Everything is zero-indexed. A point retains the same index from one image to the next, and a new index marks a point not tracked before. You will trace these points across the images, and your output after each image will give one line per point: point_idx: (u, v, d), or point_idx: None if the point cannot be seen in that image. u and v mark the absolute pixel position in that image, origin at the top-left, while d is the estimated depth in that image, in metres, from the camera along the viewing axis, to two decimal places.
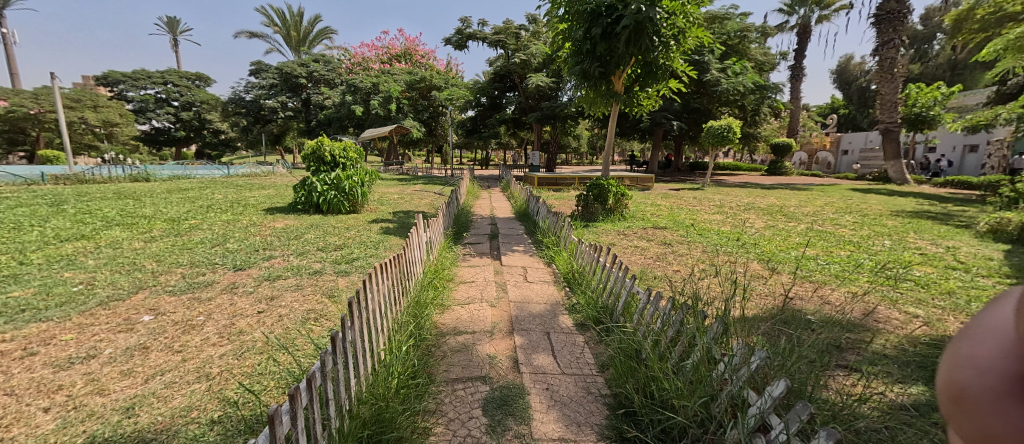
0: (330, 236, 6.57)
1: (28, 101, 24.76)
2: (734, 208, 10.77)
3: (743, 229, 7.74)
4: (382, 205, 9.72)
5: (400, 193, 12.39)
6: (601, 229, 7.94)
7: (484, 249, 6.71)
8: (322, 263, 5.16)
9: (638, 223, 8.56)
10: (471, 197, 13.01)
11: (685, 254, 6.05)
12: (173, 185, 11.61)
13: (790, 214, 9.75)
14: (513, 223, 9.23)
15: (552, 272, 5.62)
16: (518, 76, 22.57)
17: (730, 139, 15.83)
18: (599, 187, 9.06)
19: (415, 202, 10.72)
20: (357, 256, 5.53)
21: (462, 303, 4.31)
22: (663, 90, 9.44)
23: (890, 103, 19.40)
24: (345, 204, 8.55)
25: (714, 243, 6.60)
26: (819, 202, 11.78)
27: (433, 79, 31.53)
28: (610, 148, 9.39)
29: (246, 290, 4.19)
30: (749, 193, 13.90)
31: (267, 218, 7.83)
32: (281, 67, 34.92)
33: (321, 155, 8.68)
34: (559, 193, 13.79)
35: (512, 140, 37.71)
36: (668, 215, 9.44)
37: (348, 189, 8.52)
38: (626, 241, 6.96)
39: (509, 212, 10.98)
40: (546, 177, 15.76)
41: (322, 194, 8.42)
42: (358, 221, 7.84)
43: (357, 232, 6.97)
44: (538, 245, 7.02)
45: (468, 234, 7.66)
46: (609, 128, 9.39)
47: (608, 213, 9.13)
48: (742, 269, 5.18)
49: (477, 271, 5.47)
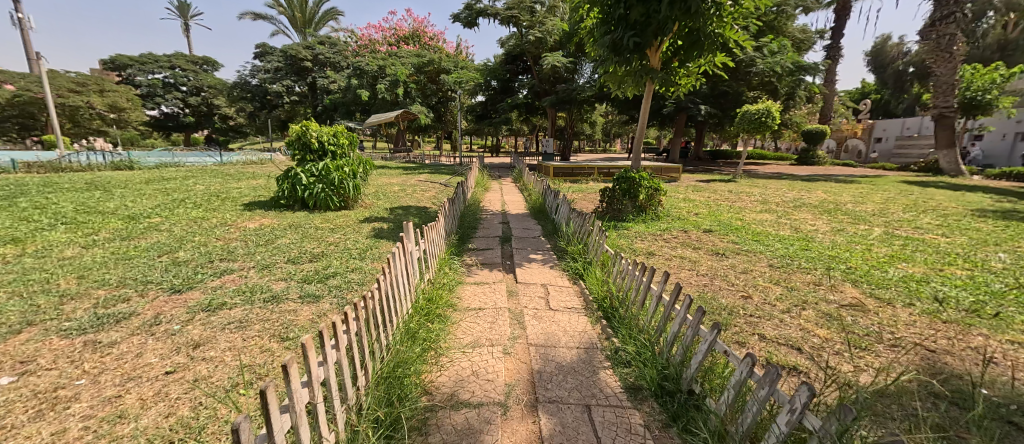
0: (308, 241, 5.43)
1: (33, 85, 24.23)
2: (781, 204, 9.40)
3: (807, 234, 6.42)
4: (381, 199, 8.59)
5: (402, 185, 11.25)
6: (633, 232, 6.69)
7: (495, 258, 5.57)
8: (286, 283, 4.02)
9: (677, 225, 7.27)
10: (480, 189, 11.85)
11: (751, 270, 4.78)
12: (156, 174, 10.61)
13: (851, 213, 8.36)
14: (528, 222, 8.03)
15: (582, 292, 4.45)
16: (532, 56, 21.07)
17: (769, 125, 14.28)
18: (629, 180, 7.81)
19: (418, 196, 9.54)
20: (335, 272, 4.36)
21: (463, 348, 3.15)
22: (708, 66, 8.04)
23: (947, 85, 17.32)
24: (334, 199, 7.38)
25: (781, 255, 5.32)
26: (878, 198, 10.31)
27: (442, 61, 30.17)
28: (641, 136, 8.02)
29: (168, 330, 3.02)
30: (791, 187, 12.46)
31: (241, 216, 6.71)
32: (286, 49, 33.84)
33: (307, 141, 7.47)
34: (577, 185, 12.53)
35: (524, 126, 36.30)
36: (710, 215, 8.12)
37: (338, 182, 7.35)
38: (667, 250, 5.71)
39: (523, 207, 9.77)
40: (562, 167, 14.43)
41: (309, 188, 7.27)
42: (347, 221, 6.70)
43: (345, 236, 5.80)
44: (560, 253, 5.81)
45: (476, 238, 6.50)
46: (642, 111, 8.01)
47: (639, 211, 7.85)
48: (836, 299, 3.92)
49: (485, 293, 4.31)
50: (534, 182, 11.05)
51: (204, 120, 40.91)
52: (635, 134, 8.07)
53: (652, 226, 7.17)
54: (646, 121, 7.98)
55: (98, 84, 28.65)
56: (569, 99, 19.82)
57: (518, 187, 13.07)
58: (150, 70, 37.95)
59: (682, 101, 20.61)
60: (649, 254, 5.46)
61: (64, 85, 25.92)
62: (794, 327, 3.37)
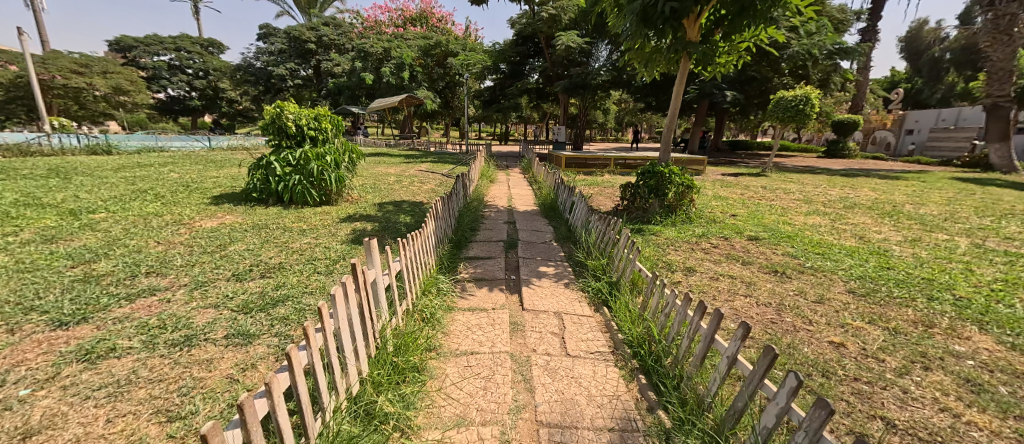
0: (270, 248, 4.42)
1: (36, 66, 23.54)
2: (829, 204, 8.23)
3: (879, 246, 5.28)
4: (372, 193, 7.56)
5: (399, 176, 10.25)
6: (663, 238, 5.60)
7: (496, 270, 4.59)
8: (216, 313, 3.01)
9: (713, 229, 6.15)
10: (484, 181, 10.82)
11: (830, 300, 3.67)
12: (132, 160, 9.71)
13: (917, 217, 7.17)
14: (537, 221, 7.00)
15: (608, 327, 3.41)
16: (545, 37, 19.70)
17: (807, 113, 12.89)
18: (656, 175, 6.68)
19: (414, 189, 8.51)
20: (285, 295, 3.33)
21: (440, 431, 2.13)
22: (758, 38, 6.74)
23: (1004, 72, 15.56)
24: (313, 192, 6.35)
25: (858, 275, 4.23)
26: (937, 199, 9.08)
27: (450, 44, 28.87)
28: (672, 123, 6.83)
29: (5, 402, 2.04)
30: (831, 184, 11.18)
31: (204, 212, 5.72)
32: (290, 30, 32.84)
33: (282, 125, 6.43)
34: (592, 178, 11.43)
35: (535, 113, 34.89)
36: (750, 216, 6.96)
37: (318, 173, 6.32)
38: (710, 266, 4.59)
39: (532, 203, 8.70)
40: (574, 157, 13.25)
41: (285, 179, 6.27)
42: (326, 220, 5.70)
43: (318, 240, 4.78)
44: (577, 265, 4.77)
45: (474, 243, 5.50)
46: (674, 93, 6.80)
47: (667, 211, 6.74)
48: (967, 352, 2.84)
49: (480, 326, 3.29)
50: (545, 175, 9.97)
51: (210, 104, 40.19)
52: (666, 120, 6.86)
53: (685, 231, 6.06)
54: (678, 106, 6.77)
55: (101, 65, 27.88)
56: (583, 84, 18.50)
57: (527, 179, 11.95)
58: (155, 51, 37.21)
59: (705, 87, 19.15)
60: (688, 273, 4.37)
61: (65, 66, 25.12)
62: (930, 407, 2.28)
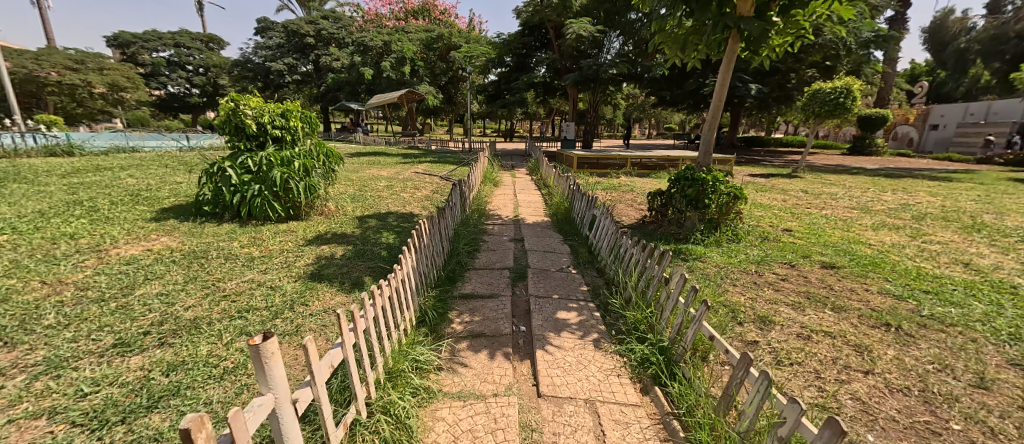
0: (194, 291, 3.23)
1: (28, 62, 22.53)
2: (893, 216, 7.02)
3: (1001, 280, 4.08)
4: (354, 203, 6.39)
5: (392, 180, 9.06)
6: (713, 267, 4.39)
7: (500, 316, 3.45)
8: (47, 433, 1.85)
9: (772, 252, 4.92)
10: (488, 185, 9.69)
11: (1000, 385, 2.48)
12: (90, 163, 8.61)
13: (1010, 232, 5.95)
14: (549, 237, 5.85)
15: (671, 430, 2.25)
16: (554, 27, 18.46)
17: (847, 107, 11.63)
18: (697, 184, 5.46)
19: (405, 197, 7.33)
20: (172, 388, 2.15)
21: None
22: (822, 15, 5.52)
23: None
24: (277, 206, 5.17)
25: (1010, 334, 3.03)
26: (1013, 206, 7.85)
27: (452, 37, 27.70)
28: (716, 120, 5.59)
29: None
30: (878, 189, 9.91)
31: (135, 232, 4.57)
32: (287, 24, 31.91)
33: (240, 123, 5.25)
34: (609, 181, 10.24)
35: (541, 109, 33.61)
36: (810, 233, 5.72)
37: (281, 181, 5.13)
38: (791, 313, 3.37)
39: (542, 213, 7.51)
40: (587, 157, 11.99)
41: (242, 189, 5.10)
42: (288, 242, 4.53)
43: (266, 276, 3.60)
44: (608, 313, 3.58)
45: (472, 273, 4.36)
46: (720, 81, 5.52)
47: (709, 228, 5.51)
48: None
49: (474, 435, 2.13)
50: (555, 179, 8.77)
51: (210, 101, 39.32)
52: (709, 115, 5.62)
53: (737, 255, 4.82)
54: (723, 97, 5.55)
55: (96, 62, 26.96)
56: (594, 77, 17.23)
57: (535, 182, 10.71)
58: (154, 47, 36.27)
59: None
60: (765, 325, 3.19)
61: (59, 61, 24.06)
62: None
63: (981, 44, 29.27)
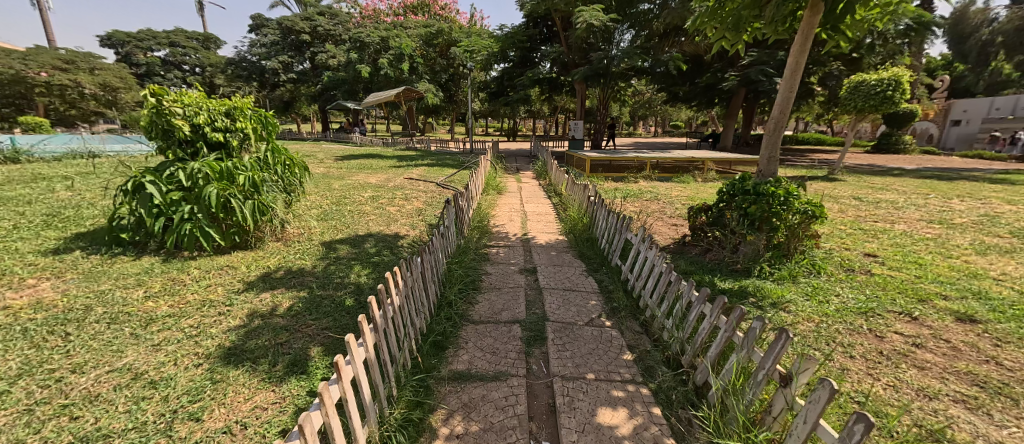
0: (23, 398, 2.01)
1: (15, 62, 21.12)
2: (986, 232, 5.76)
3: None
4: (323, 222, 5.17)
5: (379, 189, 7.85)
6: (805, 323, 3.15)
7: (509, 425, 2.21)
8: None
9: (872, 293, 3.68)
10: (491, 193, 8.48)
11: None
12: (31, 172, 7.42)
13: None
14: (567, 265, 4.67)
15: None
16: (561, 18, 17.18)
17: (895, 101, 10.36)
18: (762, 201, 4.19)
19: (393, 211, 6.13)
20: None
21: None
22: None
23: None
24: (215, 233, 3.92)
25: None
26: None
27: (452, 32, 26.50)
28: (783, 118, 4.31)
29: None
30: (940, 195, 8.66)
31: (8, 277, 3.32)
32: (282, 20, 30.79)
33: (166, 124, 4.00)
34: (628, 188, 9.03)
35: (545, 107, 32.40)
36: (907, 261, 4.45)
37: (221, 201, 3.90)
38: (976, 424, 2.12)
39: (555, 229, 6.26)
40: (601, 160, 10.71)
41: (168, 211, 3.86)
42: (218, 288, 3.29)
43: (153, 359, 2.35)
44: (677, 414, 2.34)
45: (469, 330, 3.15)
46: (792, 68, 4.24)
47: (779, 256, 4.25)
48: None
49: None
50: (569, 186, 7.53)
51: None
52: (776, 111, 4.34)
53: (828, 298, 3.58)
54: (794, 87, 4.22)
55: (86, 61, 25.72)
56: (605, 72, 15.96)
57: (543, 188, 9.49)
58: (148, 47, 35.14)
59: (748, 72, 16.48)
60: None
61: (47, 61, 22.52)
62: None
63: (1005, 35, 27.85)
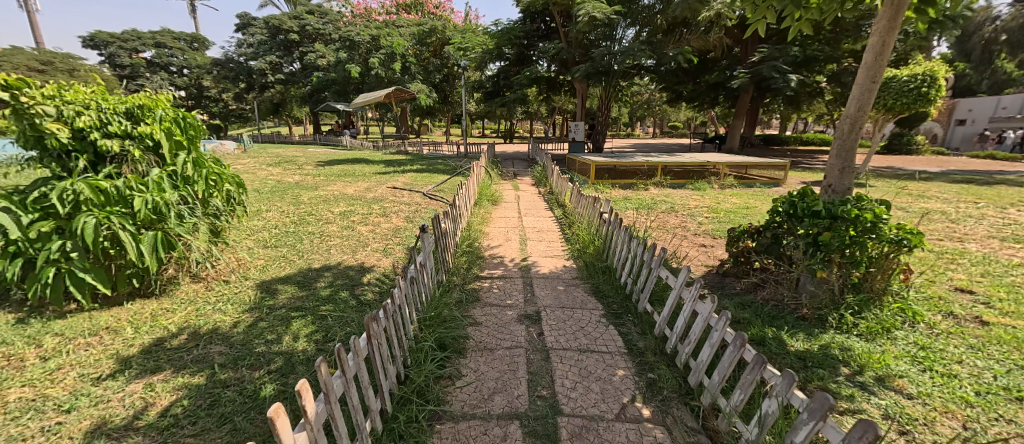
0: None
1: None
2: None
3: None
4: (270, 251, 4.10)
5: (355, 201, 6.77)
6: (946, 424, 2.11)
7: None
8: None
9: (1009, 360, 2.65)
10: (486, 205, 7.46)
11: None
12: None
13: None
14: (580, 307, 3.64)
15: None
16: (560, 12, 16.19)
17: (930, 99, 9.41)
18: (842, 227, 3.14)
19: (364, 233, 5.06)
20: None
21: None
22: None
23: None
24: (98, 282, 2.80)
25: None
26: None
27: (445, 30, 25.47)
28: (861, 120, 3.31)
29: None
30: (989, 202, 7.72)
31: None
32: (269, 19, 29.67)
33: (32, 127, 2.85)
34: (640, 198, 8.01)
35: (542, 108, 31.36)
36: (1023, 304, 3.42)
37: (107, 237, 2.78)
38: None
39: (561, 251, 5.23)
40: (607, 165, 9.65)
41: (31, 249, 2.73)
42: (74, 375, 2.20)
43: None
44: None
45: (444, 438, 2.07)
46: (875, 55, 3.22)
47: (863, 300, 3.21)
48: None
49: None
50: (574, 197, 6.51)
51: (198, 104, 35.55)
52: (854, 110, 3.33)
53: (953, 371, 2.54)
54: (878, 77, 3.22)
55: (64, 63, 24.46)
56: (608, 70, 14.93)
57: (544, 197, 8.48)
58: (133, 48, 33.45)
59: (760, 69, 15.48)
60: None
61: (20, 62, 21.09)
62: None
63: (1011, 33, 27.18)
